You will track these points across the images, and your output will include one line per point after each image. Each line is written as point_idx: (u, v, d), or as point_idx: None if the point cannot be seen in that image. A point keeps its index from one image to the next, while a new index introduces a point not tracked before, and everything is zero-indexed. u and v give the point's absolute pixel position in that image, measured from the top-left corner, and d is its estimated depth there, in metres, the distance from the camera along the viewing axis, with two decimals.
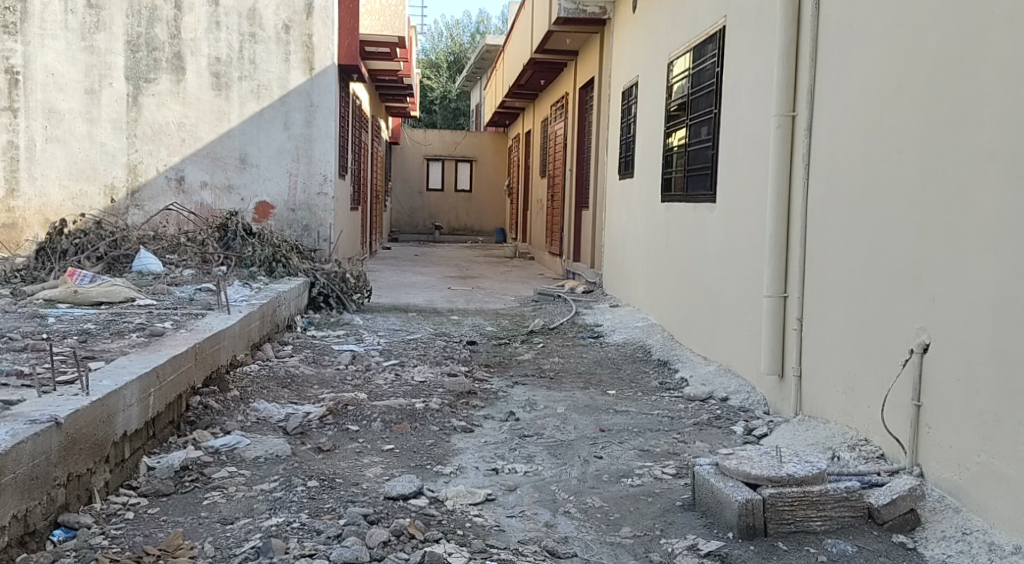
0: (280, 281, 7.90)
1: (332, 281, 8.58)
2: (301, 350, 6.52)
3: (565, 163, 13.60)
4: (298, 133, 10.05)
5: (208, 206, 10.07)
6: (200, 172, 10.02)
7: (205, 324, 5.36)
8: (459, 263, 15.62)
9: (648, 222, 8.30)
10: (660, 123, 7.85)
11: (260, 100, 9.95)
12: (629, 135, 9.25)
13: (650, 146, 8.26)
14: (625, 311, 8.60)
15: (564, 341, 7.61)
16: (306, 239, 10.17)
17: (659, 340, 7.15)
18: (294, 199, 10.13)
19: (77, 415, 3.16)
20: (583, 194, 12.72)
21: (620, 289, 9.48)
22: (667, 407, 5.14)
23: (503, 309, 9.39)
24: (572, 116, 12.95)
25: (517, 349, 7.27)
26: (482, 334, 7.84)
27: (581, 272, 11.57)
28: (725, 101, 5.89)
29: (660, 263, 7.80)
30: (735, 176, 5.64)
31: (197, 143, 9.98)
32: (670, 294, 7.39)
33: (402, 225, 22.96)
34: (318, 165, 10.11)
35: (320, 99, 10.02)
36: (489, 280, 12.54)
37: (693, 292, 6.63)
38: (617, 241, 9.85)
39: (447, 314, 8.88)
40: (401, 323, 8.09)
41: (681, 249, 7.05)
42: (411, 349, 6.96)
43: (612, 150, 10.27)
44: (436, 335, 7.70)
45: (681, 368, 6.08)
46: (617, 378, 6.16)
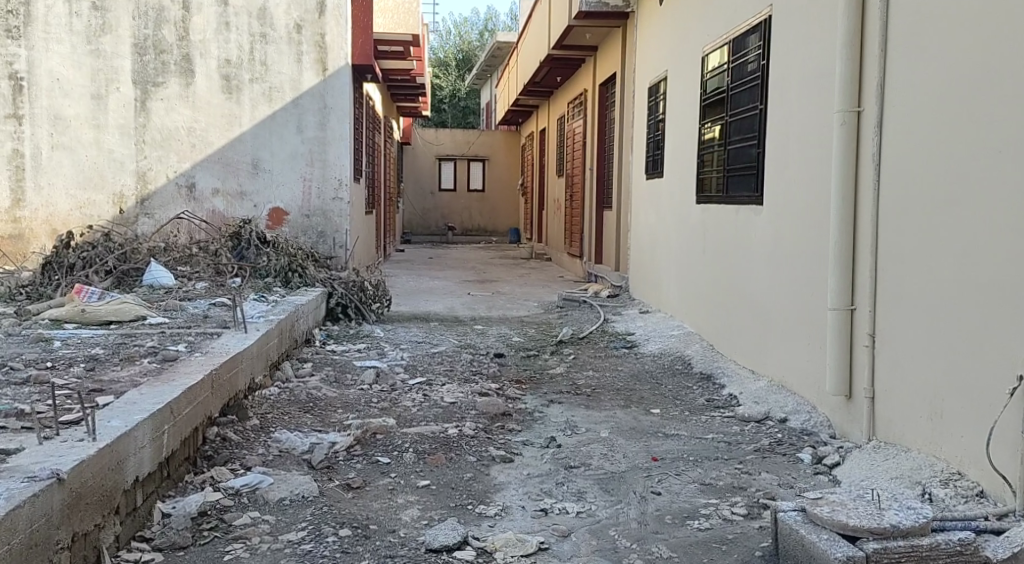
0: (296, 292, 7.54)
1: (350, 290, 8.17)
2: (322, 368, 6.14)
3: (584, 162, 13.20)
4: (312, 136, 9.69)
5: (220, 213, 9.71)
6: (211, 178, 9.67)
7: (221, 345, 4.99)
8: (476, 266, 15.23)
9: (679, 223, 7.93)
10: (692, 121, 7.46)
11: (272, 103, 9.59)
12: (657, 134, 8.86)
13: (681, 144, 7.88)
14: (657, 318, 8.20)
15: (597, 352, 7.22)
16: (322, 246, 9.80)
17: (698, 351, 6.76)
18: (309, 204, 9.77)
19: (82, 468, 2.80)
20: (604, 194, 12.33)
21: (648, 292, 9.11)
22: (722, 430, 4.75)
23: (528, 317, 9.00)
24: (592, 113, 12.54)
25: (548, 362, 6.88)
26: (510, 346, 7.45)
27: (605, 275, 11.16)
28: (773, 96, 5.52)
29: (694, 266, 7.44)
30: (785, 175, 5.27)
31: (208, 148, 9.62)
32: (705, 300, 7.05)
33: (416, 227, 22.58)
34: (333, 170, 9.75)
35: (334, 100, 9.66)
36: (509, 284, 12.14)
37: (736, 299, 6.29)
38: (644, 242, 9.47)
39: (471, 323, 8.50)
40: (424, 335, 7.70)
41: (718, 252, 6.70)
42: (437, 364, 6.57)
43: (636, 149, 9.88)
44: (461, 347, 7.32)
45: (729, 384, 5.70)
46: (659, 395, 5.77)
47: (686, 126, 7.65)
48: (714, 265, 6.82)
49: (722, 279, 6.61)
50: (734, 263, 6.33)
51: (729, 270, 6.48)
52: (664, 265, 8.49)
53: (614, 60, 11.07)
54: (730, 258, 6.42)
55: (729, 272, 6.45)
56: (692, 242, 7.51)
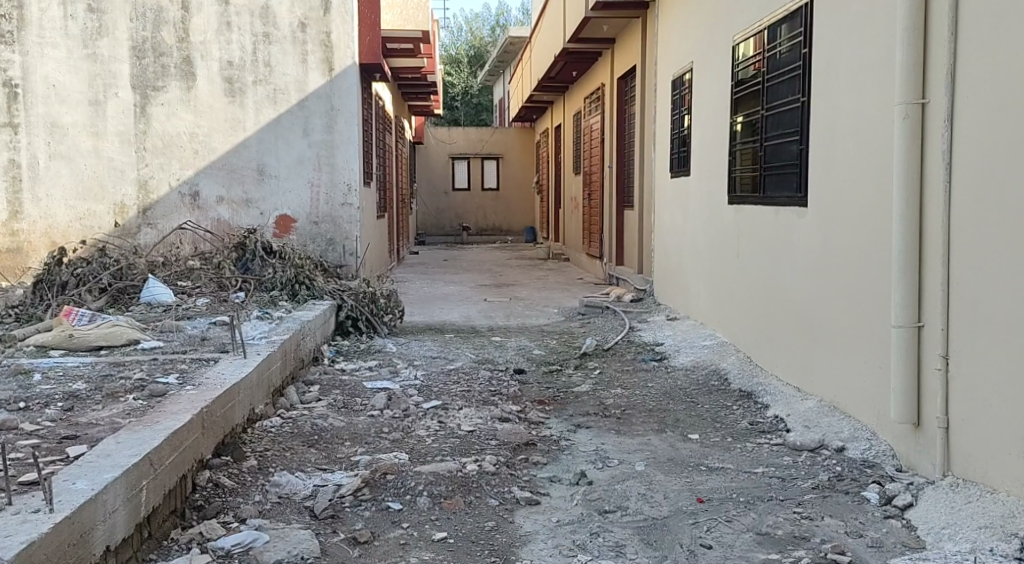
0: (303, 306, 7.10)
1: (361, 303, 7.72)
2: (329, 391, 5.69)
3: (602, 159, 12.72)
4: (319, 140, 9.25)
5: (226, 222, 9.28)
6: (216, 186, 9.24)
7: (216, 374, 4.55)
8: (491, 268, 14.77)
9: (708, 224, 7.49)
10: (722, 115, 6.98)
11: (277, 106, 9.16)
12: (683, 130, 8.37)
13: (710, 141, 7.40)
14: (686, 326, 7.72)
15: (624, 367, 6.74)
16: (331, 255, 9.37)
17: (734, 366, 6.28)
18: (317, 211, 9.33)
19: (30, 552, 2.43)
20: (625, 193, 11.85)
21: (676, 298, 8.64)
22: (772, 462, 4.28)
23: (548, 325, 8.52)
24: (611, 109, 12.05)
25: (572, 379, 6.41)
26: (531, 360, 6.98)
27: (627, 278, 10.68)
28: (819, 89, 5.07)
29: (726, 271, 7.01)
30: (834, 175, 4.83)
31: (212, 155, 9.19)
32: (739, 307, 6.63)
33: (429, 226, 22.13)
34: (341, 174, 9.31)
35: (341, 102, 9.21)
36: (527, 289, 11.67)
37: (776, 309, 5.86)
38: (669, 244, 9.03)
39: (489, 334, 8.03)
40: (439, 349, 7.24)
41: (754, 258, 6.27)
42: (453, 384, 6.10)
43: (659, 146, 9.41)
44: (478, 362, 6.85)
45: (773, 406, 5.22)
46: (697, 417, 5.29)
47: (716, 122, 7.18)
48: (749, 271, 6.39)
49: (760, 286, 6.18)
50: (774, 270, 5.90)
51: (768, 278, 6.03)
52: (692, 270, 8.03)
53: (634, 53, 10.57)
54: (769, 264, 5.99)
55: (768, 279, 6.02)
56: (723, 246, 7.06)
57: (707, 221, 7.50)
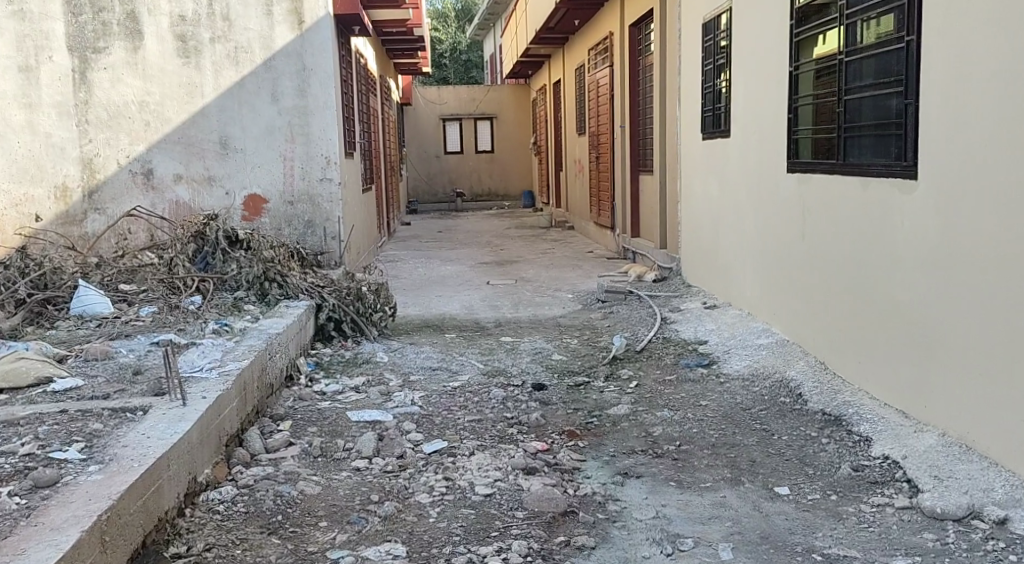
0: (273, 311, 5.86)
1: (344, 301, 6.49)
2: (302, 432, 4.46)
3: (612, 118, 11.45)
4: (290, 105, 7.96)
5: (186, 204, 8.00)
6: (172, 164, 7.94)
7: (135, 438, 3.33)
8: (490, 241, 13.50)
9: (752, 195, 6.31)
10: (780, 64, 5.73)
11: (239, 67, 7.85)
12: (720, 83, 7.09)
13: (756, 95, 6.18)
14: (731, 318, 6.50)
15: (665, 376, 5.52)
16: (310, 239, 8.11)
17: (805, 376, 5.08)
18: (291, 188, 8.06)
19: None
20: (639, 154, 10.61)
21: (711, 280, 7.42)
22: (912, 547, 3.20)
23: (565, 318, 7.29)
24: (622, 61, 10.77)
25: (605, 397, 5.19)
26: (551, 369, 5.75)
27: (649, 254, 9.46)
28: (941, 24, 3.84)
29: (781, 251, 5.84)
30: (975, 143, 3.66)
31: (166, 126, 7.88)
32: (804, 299, 5.47)
33: (421, 193, 20.82)
34: (318, 145, 8.02)
35: (314, 60, 7.90)
36: (532, 267, 10.41)
37: (862, 306, 4.71)
38: (699, 215, 7.83)
39: (496, 333, 6.80)
40: (439, 358, 6.01)
41: (827, 240, 5.10)
42: (459, 412, 4.87)
43: (685, 103, 8.16)
44: (488, 375, 5.65)
45: (877, 442, 4.04)
46: (776, 457, 4.09)
47: (766, 70, 5.96)
48: (819, 256, 5.23)
49: (835, 276, 5.02)
50: (857, 255, 4.74)
51: (846, 269, 4.88)
52: (731, 249, 6.86)
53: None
54: (849, 249, 4.83)
55: (848, 268, 4.86)
56: (776, 224, 5.89)
57: (752, 193, 6.31)
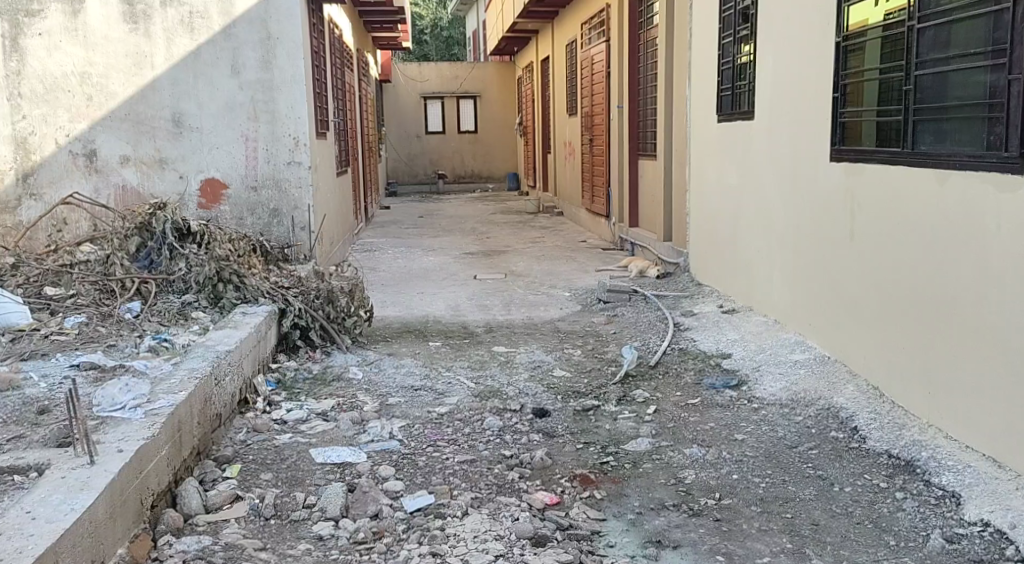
0: (227, 320, 5.01)
1: (312, 305, 5.66)
2: (253, 480, 3.61)
3: (608, 97, 10.60)
4: (252, 79, 7.05)
5: (134, 190, 7.09)
6: (118, 144, 7.02)
7: (17, 520, 2.52)
8: (475, 228, 12.63)
9: (783, 187, 5.50)
10: (824, 33, 4.92)
11: (194, 35, 6.93)
12: (741, 58, 6.25)
13: (791, 73, 5.36)
14: (755, 325, 5.69)
15: (686, 399, 4.70)
16: (276, 230, 7.24)
17: (857, 405, 4.29)
18: (254, 172, 7.17)
19: None
20: (639, 137, 9.80)
21: (727, 280, 6.63)
22: None
23: (564, 323, 6.45)
24: (621, 37, 9.93)
25: (619, 427, 4.37)
26: (554, 390, 4.92)
27: (651, 247, 8.65)
28: None
29: (820, 253, 5.04)
30: None
31: (111, 101, 6.95)
32: (853, 310, 4.69)
33: (401, 175, 19.91)
34: (284, 124, 7.13)
35: (279, 28, 6.99)
36: (522, 259, 9.56)
37: (928, 325, 4.00)
38: (711, 206, 7.01)
39: (488, 342, 5.96)
40: (423, 375, 5.17)
41: (881, 245, 4.39)
42: (446, 449, 4.03)
43: (696, 81, 7.33)
44: (480, 396, 4.82)
45: (970, 501, 3.24)
46: (843, 518, 3.30)
47: (806, 42, 5.15)
48: (867, 261, 4.53)
49: (890, 286, 4.31)
50: (925, 262, 4.01)
51: (904, 279, 4.18)
52: (750, 247, 6.14)
53: None
54: (910, 258, 4.13)
55: (907, 278, 4.16)
56: (808, 222, 5.18)
57: (779, 186, 5.58)
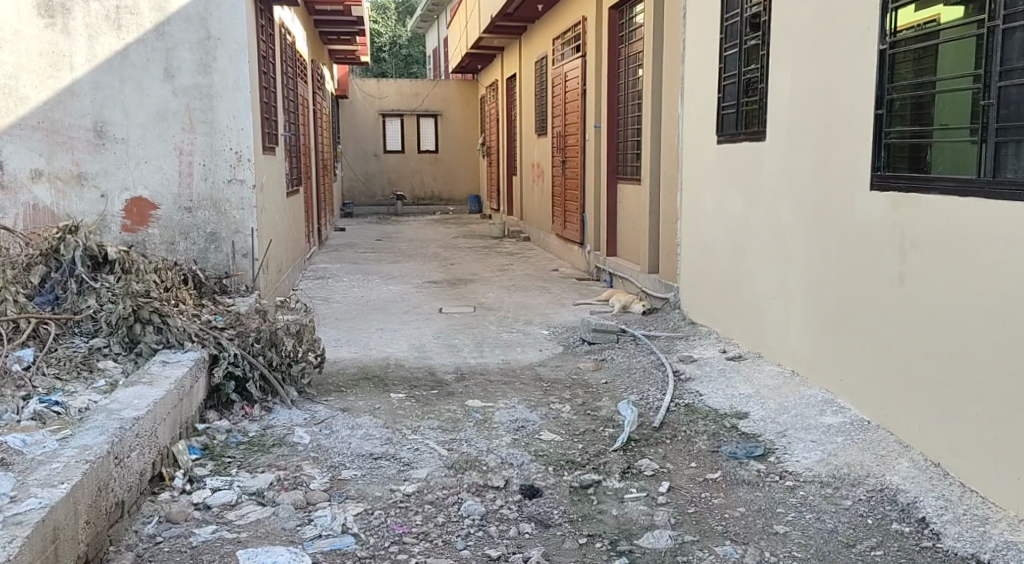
0: (141, 372, 4.15)
1: (251, 349, 4.74)
2: None
3: (584, 116, 9.83)
4: (188, 84, 6.14)
5: (47, 208, 6.16)
6: (29, 156, 6.09)
7: None
8: (438, 253, 11.75)
9: (804, 217, 4.72)
10: (861, 39, 4.16)
11: (121, 33, 6.02)
12: (748, 71, 5.45)
13: (815, 85, 4.57)
14: (770, 377, 4.88)
15: (704, 474, 3.88)
16: (213, 257, 6.32)
17: (921, 487, 3.51)
18: (188, 191, 6.25)
19: None
20: (618, 159, 9.03)
21: (726, 321, 5.87)
22: None
23: (547, 369, 5.62)
24: (600, 51, 9.18)
25: (628, 512, 3.55)
26: (543, 459, 4.07)
27: (635, 279, 7.85)
28: None
29: (854, 295, 4.27)
30: None
31: (22, 106, 6.03)
32: (900, 365, 3.92)
33: (357, 195, 19.00)
34: (225, 137, 6.23)
35: (222, 27, 6.10)
36: (491, 290, 8.72)
37: (1007, 391, 3.28)
38: (706, 235, 6.22)
39: (461, 394, 5.10)
40: (384, 440, 4.29)
41: (935, 289, 3.67)
42: (415, 550, 3.24)
43: (688, 97, 6.50)
44: (454, 469, 3.95)
45: None
46: None
47: (837, 51, 4.35)
48: (914, 307, 3.80)
49: (950, 337, 3.58)
50: (1005, 314, 3.30)
51: (972, 333, 3.46)
52: (755, 285, 5.38)
53: None
54: (981, 306, 3.41)
55: (976, 332, 3.44)
56: (832, 259, 4.45)
57: (793, 216, 4.84)
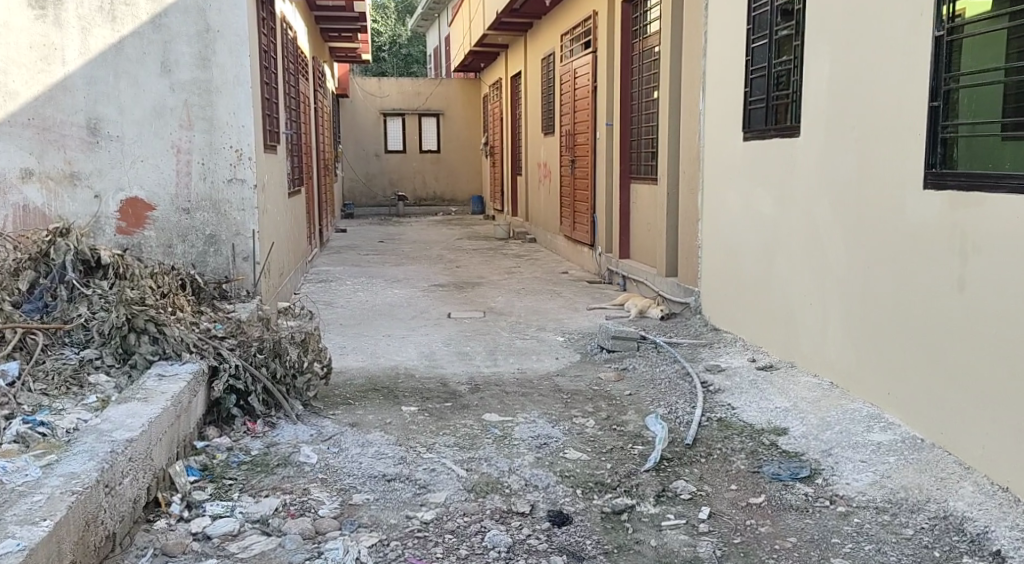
0: (134, 386, 3.84)
1: (253, 360, 4.42)
2: None
3: (595, 114, 9.52)
4: (187, 79, 5.83)
5: (37, 209, 5.85)
6: (19, 155, 5.78)
7: None
8: (442, 255, 11.43)
9: (841, 218, 4.44)
10: (913, 26, 3.86)
11: (116, 25, 5.71)
12: (780, 62, 5.15)
13: (857, 77, 4.27)
14: (807, 389, 4.57)
15: (747, 498, 3.56)
16: (213, 261, 6.01)
17: (991, 515, 3.21)
18: (186, 191, 5.94)
19: None
20: (631, 158, 8.72)
21: (752, 328, 5.57)
22: None
23: (566, 379, 5.30)
24: (612, 47, 8.87)
25: (669, 543, 3.25)
26: (570, 480, 3.76)
27: (652, 283, 7.53)
28: None
29: (900, 301, 3.97)
30: None
31: (11, 102, 5.72)
32: (956, 378, 3.62)
33: (358, 196, 18.68)
34: (225, 135, 5.92)
35: (222, 18, 5.79)
36: (500, 294, 8.41)
37: None
38: (729, 236, 5.92)
39: (476, 407, 4.79)
40: (398, 459, 3.98)
41: (1001, 296, 3.38)
42: None
43: (709, 92, 6.18)
44: (475, 492, 3.64)
45: None
46: None
47: (884, 40, 4.05)
48: (975, 315, 3.51)
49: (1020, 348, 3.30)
50: None
51: None
52: (785, 289, 5.09)
53: None
54: None
55: None
56: (876, 262, 4.15)
57: (831, 216, 4.55)
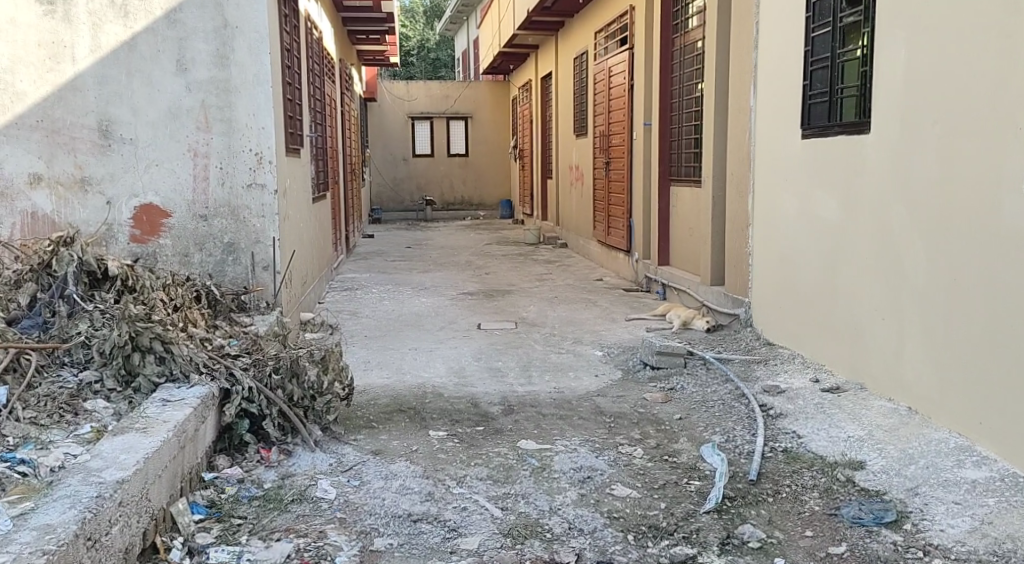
0: (135, 413, 3.45)
1: (270, 379, 4.00)
2: None
3: (632, 115, 9.07)
4: (203, 78, 5.46)
5: (45, 216, 5.50)
6: (26, 159, 5.43)
7: None
8: (472, 262, 11.01)
9: (919, 223, 3.99)
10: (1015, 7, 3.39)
11: (129, 21, 5.35)
12: (846, 52, 4.68)
13: (942, 65, 3.82)
14: (883, 416, 4.09)
15: (826, 547, 3.11)
16: (230, 270, 5.63)
17: None
18: (202, 196, 5.57)
19: None
20: (672, 159, 8.25)
21: (812, 343, 5.12)
22: None
23: (609, 401, 4.85)
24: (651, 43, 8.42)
25: None
26: (621, 522, 3.32)
27: (696, 293, 7.05)
28: None
29: (997, 316, 3.51)
30: None
31: (18, 103, 5.37)
32: None
33: (385, 200, 18.33)
34: (244, 137, 5.54)
35: (240, 13, 5.41)
36: (533, 303, 7.97)
37: None
38: (784, 243, 5.47)
39: (511, 433, 4.36)
40: (426, 495, 3.55)
41: None
42: None
43: (762, 87, 5.72)
44: (513, 537, 3.22)
45: None
46: None
47: (978, 22, 3.59)
48: None
49: None
50: None
51: None
52: (850, 300, 4.63)
53: None
54: None
55: None
56: (965, 270, 3.70)
57: (907, 219, 4.09)
